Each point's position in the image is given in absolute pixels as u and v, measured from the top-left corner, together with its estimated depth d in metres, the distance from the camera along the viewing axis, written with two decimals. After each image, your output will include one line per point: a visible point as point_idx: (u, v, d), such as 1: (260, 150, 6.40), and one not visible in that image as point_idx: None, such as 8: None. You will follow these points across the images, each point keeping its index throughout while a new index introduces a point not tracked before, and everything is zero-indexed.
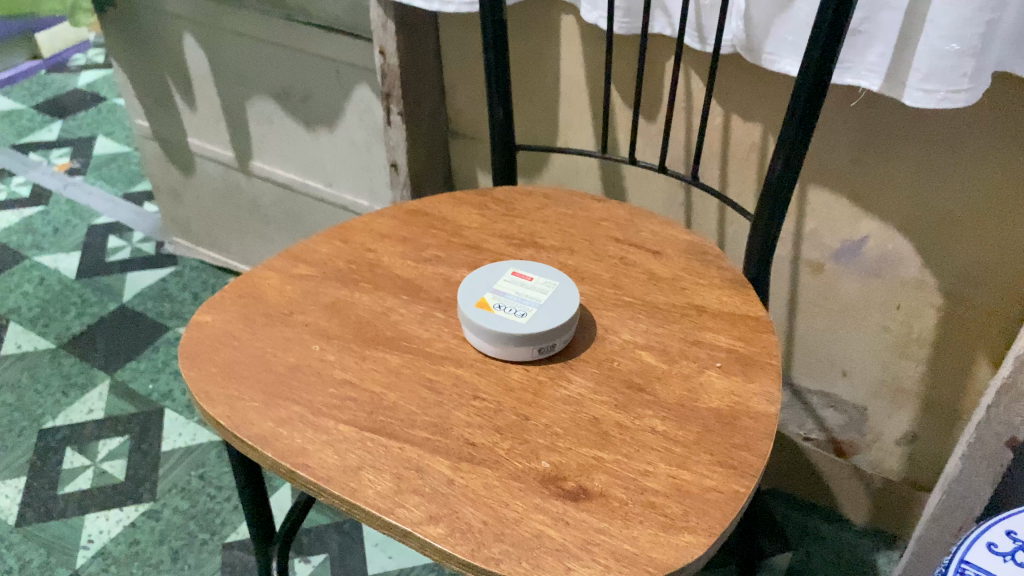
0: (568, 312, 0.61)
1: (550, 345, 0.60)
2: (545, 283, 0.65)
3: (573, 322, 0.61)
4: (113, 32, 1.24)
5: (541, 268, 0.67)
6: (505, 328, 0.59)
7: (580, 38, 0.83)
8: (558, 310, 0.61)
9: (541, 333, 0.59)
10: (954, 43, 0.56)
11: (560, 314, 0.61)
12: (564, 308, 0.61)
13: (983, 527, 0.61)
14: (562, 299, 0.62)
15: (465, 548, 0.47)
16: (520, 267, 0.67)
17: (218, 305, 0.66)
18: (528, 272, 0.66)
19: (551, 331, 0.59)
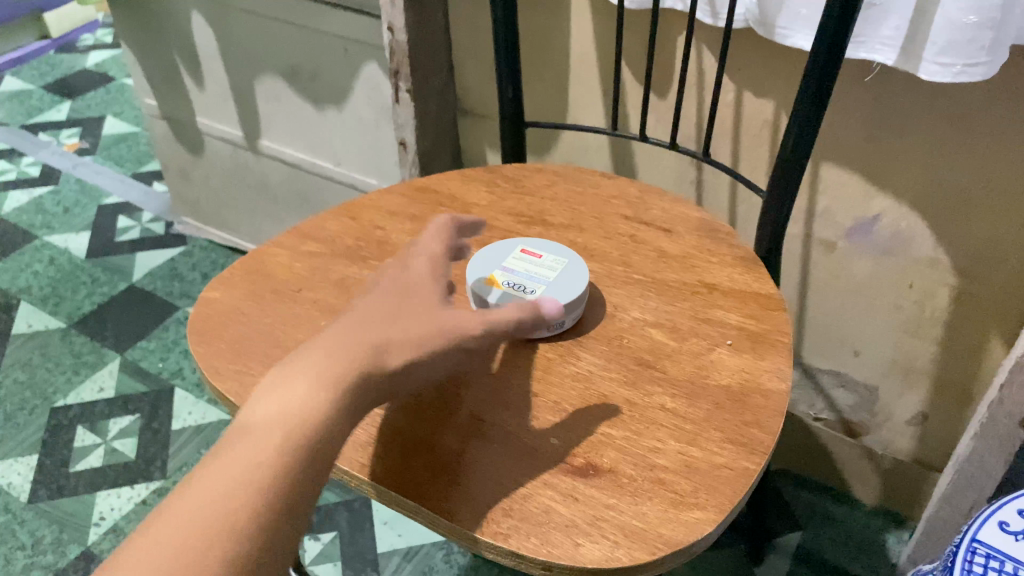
0: (576, 290, 0.60)
1: (559, 323, 0.60)
2: (553, 260, 0.64)
3: (580, 299, 0.60)
4: (121, 10, 1.24)
5: (550, 244, 0.66)
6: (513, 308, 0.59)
7: (591, 14, 0.82)
8: (566, 288, 0.61)
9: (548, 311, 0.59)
10: (971, 15, 0.55)
11: (568, 292, 0.60)
12: (573, 286, 0.61)
13: (994, 506, 0.60)
14: (570, 277, 0.62)
15: (474, 524, 0.47)
16: (529, 244, 0.66)
17: (227, 281, 0.66)
18: (535, 250, 0.65)
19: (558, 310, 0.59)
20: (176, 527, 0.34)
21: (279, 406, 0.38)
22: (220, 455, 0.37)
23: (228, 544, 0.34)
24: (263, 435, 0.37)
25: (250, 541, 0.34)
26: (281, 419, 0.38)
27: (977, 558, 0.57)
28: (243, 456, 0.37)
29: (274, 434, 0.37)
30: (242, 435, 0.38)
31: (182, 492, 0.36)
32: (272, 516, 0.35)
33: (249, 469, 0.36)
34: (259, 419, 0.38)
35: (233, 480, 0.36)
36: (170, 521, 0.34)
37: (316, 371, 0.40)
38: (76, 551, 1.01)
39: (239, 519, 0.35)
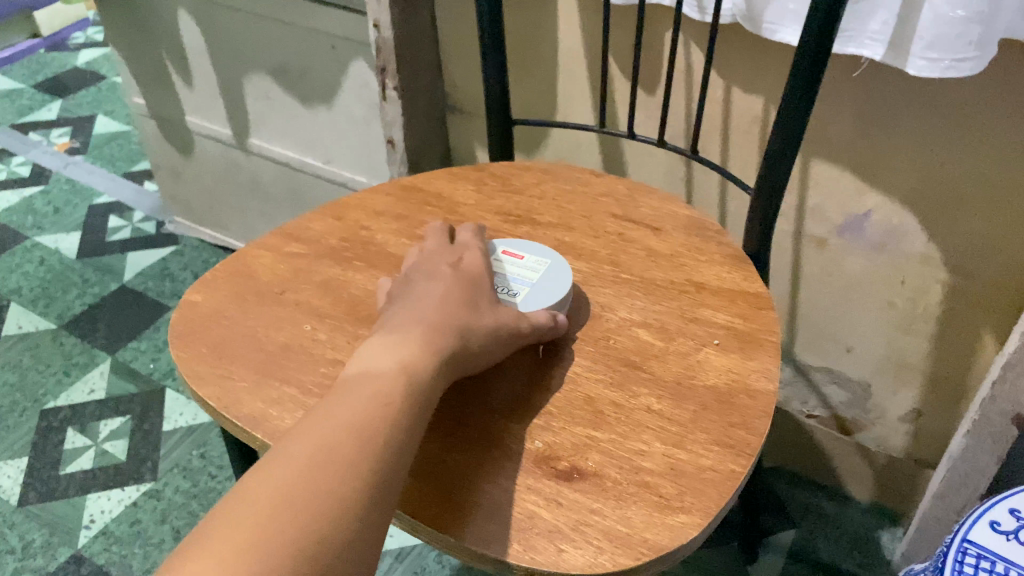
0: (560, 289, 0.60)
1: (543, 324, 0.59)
2: (535, 261, 0.63)
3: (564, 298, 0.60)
4: (109, 9, 1.23)
5: (533, 245, 0.65)
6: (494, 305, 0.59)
7: (578, 10, 0.81)
8: (550, 288, 0.60)
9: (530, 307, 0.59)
10: (959, 9, 0.55)
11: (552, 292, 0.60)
12: (557, 287, 0.60)
13: (986, 506, 0.60)
14: (553, 277, 0.61)
15: (457, 530, 0.46)
16: (512, 245, 0.65)
17: (210, 284, 0.65)
18: (517, 249, 0.65)
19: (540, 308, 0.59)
20: (329, 444, 0.39)
21: (392, 361, 0.44)
22: (347, 394, 0.42)
23: (370, 462, 0.39)
24: (384, 379, 0.43)
25: (391, 462, 0.40)
26: (397, 371, 0.44)
27: (968, 559, 0.56)
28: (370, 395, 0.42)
29: (395, 380, 0.43)
30: (362, 381, 0.43)
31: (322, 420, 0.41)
32: (405, 443, 0.41)
33: (380, 402, 0.42)
34: (378, 368, 0.44)
35: (368, 413, 0.41)
36: (320, 441, 0.40)
37: (419, 338, 0.46)
38: (66, 554, 1.00)
39: (379, 443, 0.40)
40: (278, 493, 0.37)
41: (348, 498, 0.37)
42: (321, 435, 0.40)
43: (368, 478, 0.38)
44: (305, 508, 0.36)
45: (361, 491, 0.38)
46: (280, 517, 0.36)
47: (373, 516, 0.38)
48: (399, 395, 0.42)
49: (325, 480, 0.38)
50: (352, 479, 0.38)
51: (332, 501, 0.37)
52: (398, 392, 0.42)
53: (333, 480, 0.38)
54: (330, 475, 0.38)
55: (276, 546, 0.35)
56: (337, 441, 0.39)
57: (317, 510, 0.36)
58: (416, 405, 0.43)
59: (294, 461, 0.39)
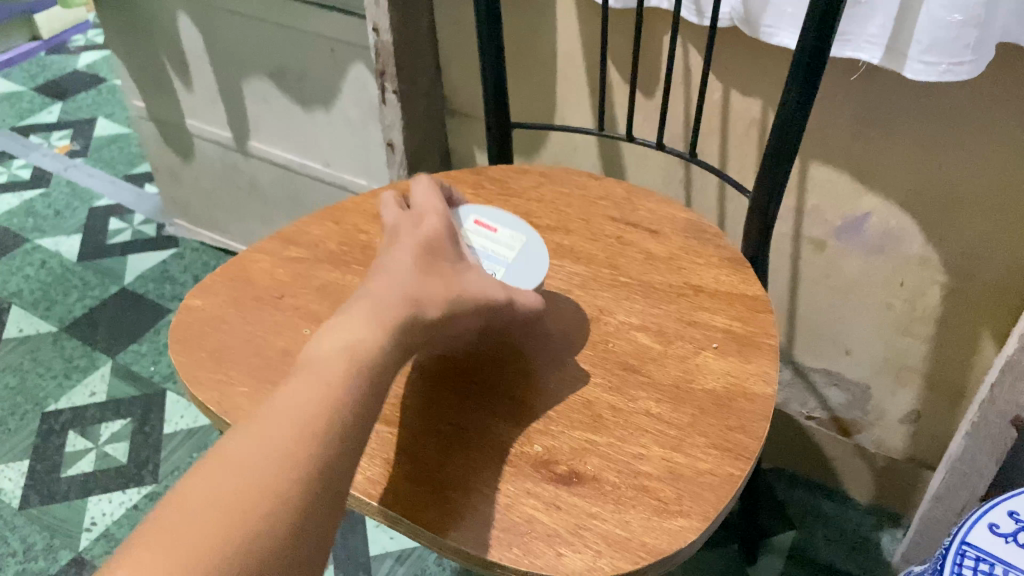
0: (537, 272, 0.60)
1: None
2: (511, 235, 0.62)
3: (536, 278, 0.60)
4: (108, 13, 1.23)
5: (502, 216, 0.64)
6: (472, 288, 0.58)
7: (576, 12, 0.81)
8: (527, 270, 0.60)
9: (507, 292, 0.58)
10: (956, 13, 0.55)
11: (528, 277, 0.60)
12: (533, 269, 0.60)
13: (985, 508, 0.60)
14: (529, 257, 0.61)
15: (456, 534, 0.46)
16: (480, 214, 0.64)
17: (208, 289, 0.65)
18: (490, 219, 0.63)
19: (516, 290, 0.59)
20: (275, 439, 0.39)
21: (346, 342, 0.43)
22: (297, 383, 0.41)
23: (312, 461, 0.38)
24: (336, 363, 0.42)
25: (342, 453, 0.39)
26: (351, 351, 0.42)
27: (966, 561, 0.57)
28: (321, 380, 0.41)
29: (348, 364, 0.42)
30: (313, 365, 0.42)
31: (271, 411, 0.40)
32: (356, 432, 0.40)
33: (334, 388, 0.41)
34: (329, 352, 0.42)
35: (318, 402, 0.40)
36: (269, 435, 0.39)
37: (375, 314, 0.44)
38: (68, 557, 1.00)
39: (330, 436, 0.39)
40: (227, 494, 0.37)
41: (299, 498, 0.37)
42: (273, 427, 0.39)
43: (317, 475, 0.38)
44: (253, 510, 0.36)
45: (311, 488, 0.38)
46: (228, 518, 0.36)
47: (322, 514, 0.38)
48: (351, 379, 0.41)
49: (274, 480, 0.37)
50: (299, 474, 0.38)
51: (281, 502, 0.37)
52: (350, 376, 0.41)
53: (283, 479, 0.37)
54: (281, 475, 0.37)
55: (225, 550, 0.35)
56: (287, 437, 0.39)
57: (266, 511, 0.36)
58: (369, 388, 0.41)
59: (242, 459, 0.38)
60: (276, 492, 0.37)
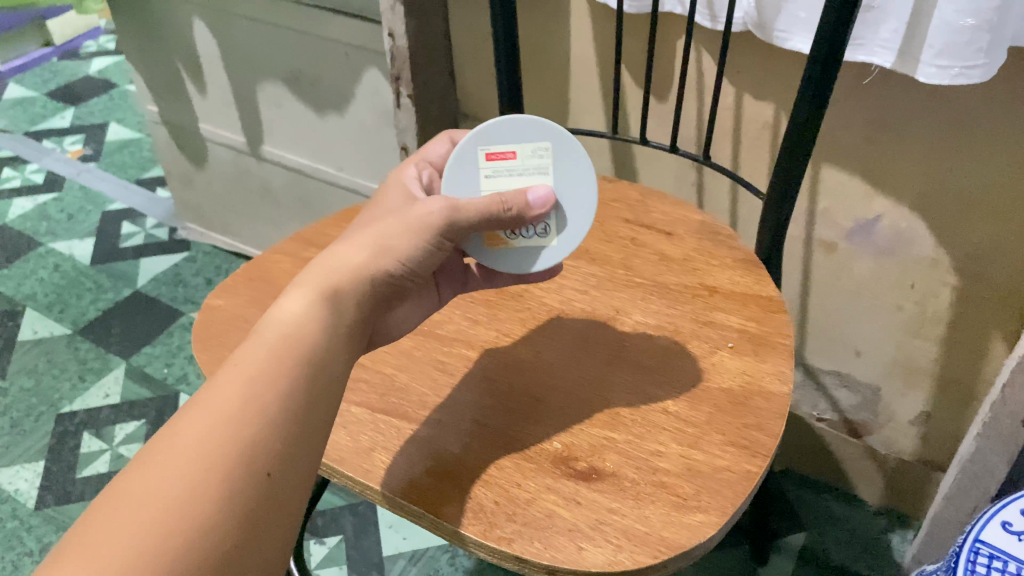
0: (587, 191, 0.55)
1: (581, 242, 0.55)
2: (534, 148, 0.54)
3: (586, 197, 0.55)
4: (124, 19, 1.25)
5: (511, 126, 0.54)
6: (508, 261, 0.54)
7: (590, 18, 0.82)
8: (573, 199, 0.54)
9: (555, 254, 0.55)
10: (968, 17, 0.56)
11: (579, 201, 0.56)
12: (581, 196, 0.54)
13: (998, 506, 0.60)
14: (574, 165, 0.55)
15: (477, 528, 0.47)
16: (492, 144, 0.54)
17: (230, 289, 0.66)
18: (501, 138, 0.54)
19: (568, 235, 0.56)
20: (229, 411, 0.38)
21: (278, 310, 0.43)
22: (248, 356, 0.41)
23: (263, 431, 0.38)
24: (269, 345, 0.41)
25: (281, 440, 0.38)
26: (286, 328, 0.42)
27: (980, 558, 0.57)
28: (253, 366, 0.40)
29: (281, 340, 0.41)
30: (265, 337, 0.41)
31: (199, 401, 0.39)
32: (295, 419, 0.39)
33: (267, 367, 0.40)
34: (281, 325, 0.42)
35: (249, 386, 0.39)
36: (200, 423, 0.37)
37: (309, 283, 0.44)
38: None
39: (264, 423, 0.38)
40: (170, 467, 0.35)
41: (234, 485, 0.36)
42: (203, 414, 0.38)
43: (254, 461, 0.37)
44: (198, 483, 0.35)
45: (249, 476, 0.36)
46: (157, 509, 0.34)
47: (263, 502, 0.36)
48: (285, 363, 0.40)
49: (206, 468, 0.36)
50: (255, 444, 0.37)
51: (215, 489, 0.35)
52: (283, 359, 0.40)
53: (216, 466, 0.36)
54: (214, 463, 0.36)
55: (152, 543, 0.33)
56: (218, 424, 0.37)
57: (199, 498, 0.35)
58: (306, 373, 0.41)
59: (173, 449, 0.36)
60: (211, 479, 0.35)
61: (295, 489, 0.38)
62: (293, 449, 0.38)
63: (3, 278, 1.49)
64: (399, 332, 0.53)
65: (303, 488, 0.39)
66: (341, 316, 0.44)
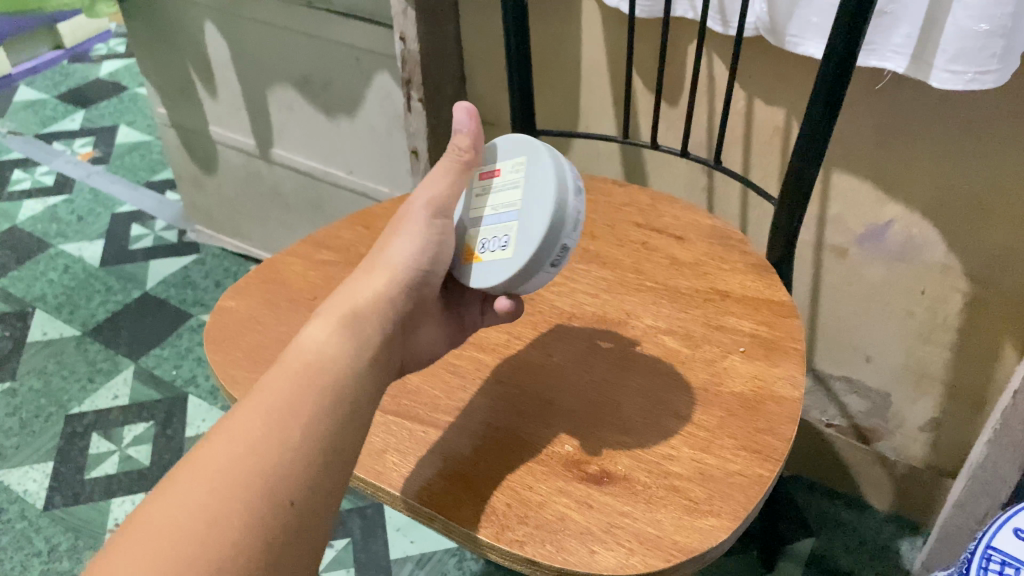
0: (565, 198, 0.50)
1: (558, 251, 0.50)
2: (517, 165, 0.53)
3: (578, 218, 0.50)
4: (137, 23, 1.25)
5: (509, 146, 0.55)
6: (478, 277, 0.52)
7: (601, 22, 0.82)
8: (535, 203, 0.50)
9: (528, 273, 0.50)
10: (982, 23, 0.56)
11: (581, 222, 0.50)
12: (543, 199, 0.50)
13: (1009, 513, 0.60)
14: (576, 182, 0.51)
15: (489, 531, 0.47)
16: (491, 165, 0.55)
17: (243, 290, 0.67)
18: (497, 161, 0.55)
19: (561, 259, 0.50)
20: (252, 440, 0.39)
21: (306, 340, 0.44)
22: (272, 384, 0.42)
23: (286, 460, 0.39)
24: (291, 373, 0.42)
25: (305, 471, 0.39)
26: (308, 359, 0.43)
27: (992, 565, 0.57)
28: (276, 394, 0.42)
29: (304, 369, 0.43)
30: (291, 365, 0.43)
31: (225, 428, 0.40)
32: (318, 448, 0.40)
33: (290, 395, 0.41)
34: (305, 353, 0.43)
35: (271, 415, 0.40)
36: (224, 452, 0.39)
37: (330, 311, 0.46)
38: (91, 557, 1.02)
39: (288, 453, 0.39)
40: (195, 496, 0.37)
41: (255, 516, 0.37)
42: (227, 446, 0.39)
43: (278, 490, 0.38)
44: (220, 514, 0.37)
45: (272, 507, 0.38)
46: (178, 540, 0.36)
47: (287, 531, 0.38)
48: (309, 394, 0.42)
49: (225, 498, 0.37)
50: (277, 474, 0.39)
51: (236, 520, 0.37)
52: (307, 386, 0.42)
53: (237, 497, 0.37)
54: (235, 494, 0.37)
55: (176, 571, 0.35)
56: (241, 454, 0.39)
57: (220, 532, 0.36)
58: (329, 401, 0.42)
59: (197, 477, 0.38)
60: (232, 510, 0.37)
61: (319, 517, 0.39)
62: (317, 479, 0.40)
63: (13, 279, 1.50)
64: (435, 354, 0.54)
65: (326, 516, 0.40)
66: (361, 336, 0.45)
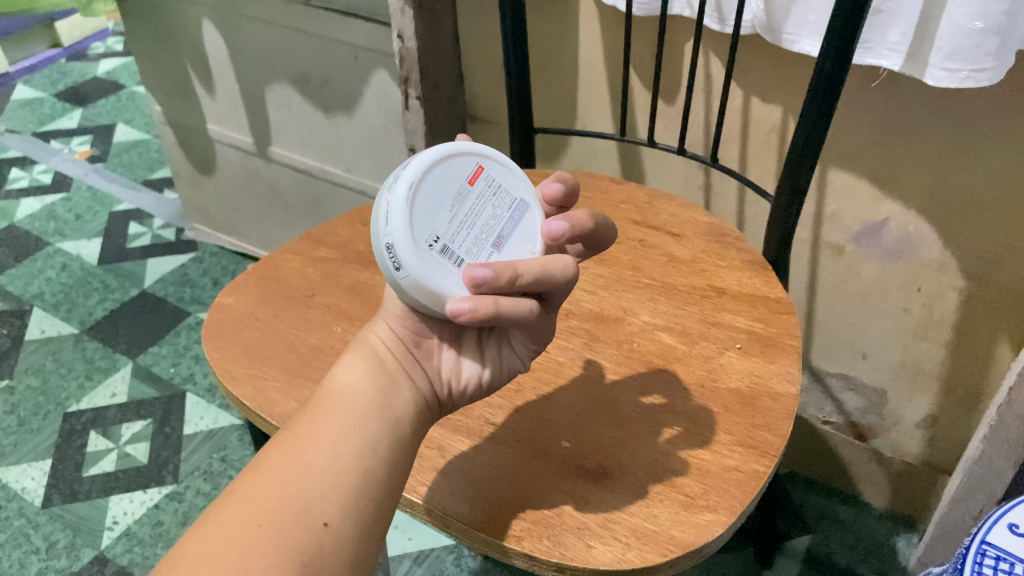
0: (375, 203, 0.46)
1: (393, 257, 0.44)
2: None
3: (392, 214, 0.45)
4: (134, 20, 1.25)
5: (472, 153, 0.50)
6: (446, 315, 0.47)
7: (599, 20, 0.82)
8: None
9: (397, 289, 0.45)
10: (977, 21, 0.56)
11: (392, 212, 0.45)
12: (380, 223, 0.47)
13: (1004, 508, 0.61)
14: (395, 175, 0.46)
15: (487, 526, 0.47)
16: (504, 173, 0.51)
17: (240, 288, 0.67)
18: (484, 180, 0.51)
19: (400, 255, 0.44)
20: (285, 474, 0.40)
21: (331, 375, 0.46)
22: (301, 423, 0.43)
23: (316, 486, 0.40)
24: (318, 408, 0.44)
25: (336, 493, 0.40)
26: (336, 396, 0.44)
27: (987, 560, 0.57)
28: (305, 430, 0.43)
29: (327, 401, 0.44)
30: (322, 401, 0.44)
31: (257, 467, 0.41)
32: (351, 472, 0.41)
33: (319, 432, 0.42)
34: (336, 389, 0.45)
35: (302, 446, 0.41)
36: (256, 487, 0.40)
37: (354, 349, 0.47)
38: (90, 555, 1.02)
39: (318, 477, 0.40)
40: (230, 528, 0.38)
41: (288, 536, 0.38)
42: (263, 477, 0.40)
43: (310, 512, 0.39)
44: (253, 539, 0.37)
45: (305, 527, 0.38)
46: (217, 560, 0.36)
47: (321, 550, 0.38)
48: (336, 426, 0.42)
49: (258, 526, 0.38)
50: (307, 500, 0.39)
51: (271, 540, 0.37)
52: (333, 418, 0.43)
53: (272, 519, 0.38)
54: (268, 517, 0.38)
55: None
56: (273, 486, 0.40)
57: (254, 549, 0.37)
58: (356, 430, 0.42)
59: (231, 509, 0.39)
60: (265, 534, 0.37)
61: (357, 536, 0.39)
62: (352, 499, 0.40)
63: (11, 277, 1.50)
64: (475, 390, 0.48)
65: (365, 540, 0.40)
66: (377, 366, 0.46)
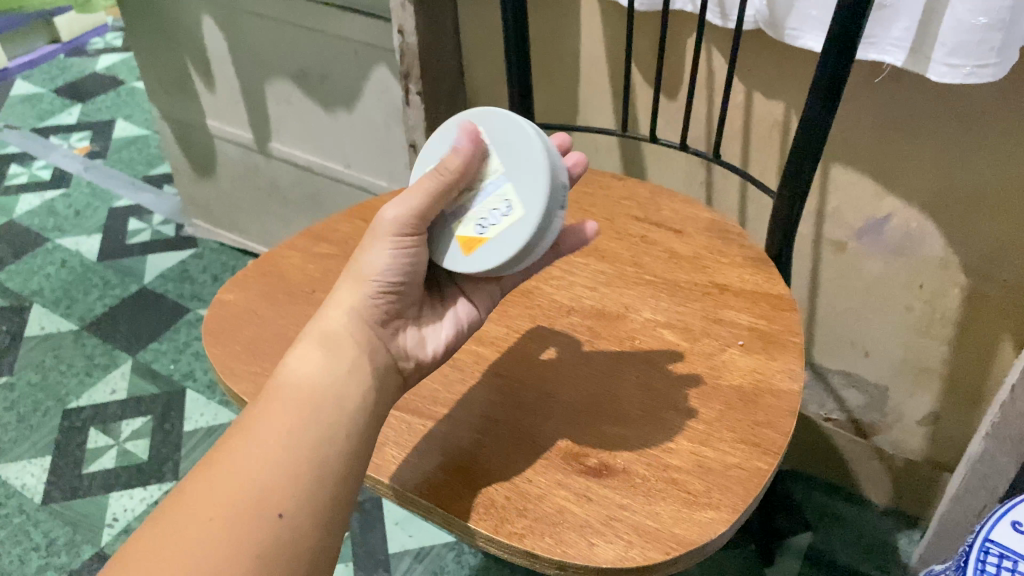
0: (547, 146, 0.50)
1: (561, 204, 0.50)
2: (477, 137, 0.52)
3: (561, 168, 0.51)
4: (134, 15, 1.25)
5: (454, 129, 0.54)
6: (489, 259, 0.49)
7: (600, 15, 0.82)
8: (524, 164, 0.50)
9: (546, 228, 0.49)
10: (981, 16, 0.56)
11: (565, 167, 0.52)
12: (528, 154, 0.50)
13: (1007, 506, 0.60)
14: None
15: (488, 523, 0.47)
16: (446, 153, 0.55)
17: (241, 284, 0.66)
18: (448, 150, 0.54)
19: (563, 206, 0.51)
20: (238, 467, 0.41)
21: (285, 366, 0.46)
22: (257, 411, 0.44)
23: (269, 478, 0.41)
24: (273, 397, 0.44)
25: (290, 484, 0.41)
26: (290, 384, 0.45)
27: (990, 558, 0.57)
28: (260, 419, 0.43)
29: (283, 390, 0.44)
30: (281, 389, 0.45)
31: (212, 459, 0.42)
32: (304, 461, 0.42)
33: (272, 421, 0.43)
34: (293, 377, 0.45)
35: (258, 434, 0.42)
36: (210, 481, 0.41)
37: (309, 335, 0.47)
38: (90, 552, 1.02)
39: (270, 469, 0.41)
40: (185, 526, 0.39)
41: (241, 532, 0.39)
42: (219, 465, 0.42)
43: (263, 505, 0.40)
44: (206, 538, 0.39)
45: (258, 521, 0.39)
46: (177, 553, 0.38)
47: (276, 544, 0.39)
48: (289, 415, 0.43)
49: (211, 523, 0.39)
50: (260, 493, 0.40)
51: (224, 537, 0.39)
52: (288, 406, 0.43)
53: (226, 513, 0.39)
54: (220, 513, 0.39)
55: None
56: (226, 480, 0.41)
57: (209, 548, 0.38)
58: (311, 417, 0.43)
59: (185, 506, 0.40)
60: (217, 532, 0.39)
61: (312, 524, 0.40)
62: (308, 489, 0.41)
63: (11, 273, 1.49)
64: (433, 362, 0.52)
65: (322, 527, 0.41)
66: (338, 355, 0.46)
